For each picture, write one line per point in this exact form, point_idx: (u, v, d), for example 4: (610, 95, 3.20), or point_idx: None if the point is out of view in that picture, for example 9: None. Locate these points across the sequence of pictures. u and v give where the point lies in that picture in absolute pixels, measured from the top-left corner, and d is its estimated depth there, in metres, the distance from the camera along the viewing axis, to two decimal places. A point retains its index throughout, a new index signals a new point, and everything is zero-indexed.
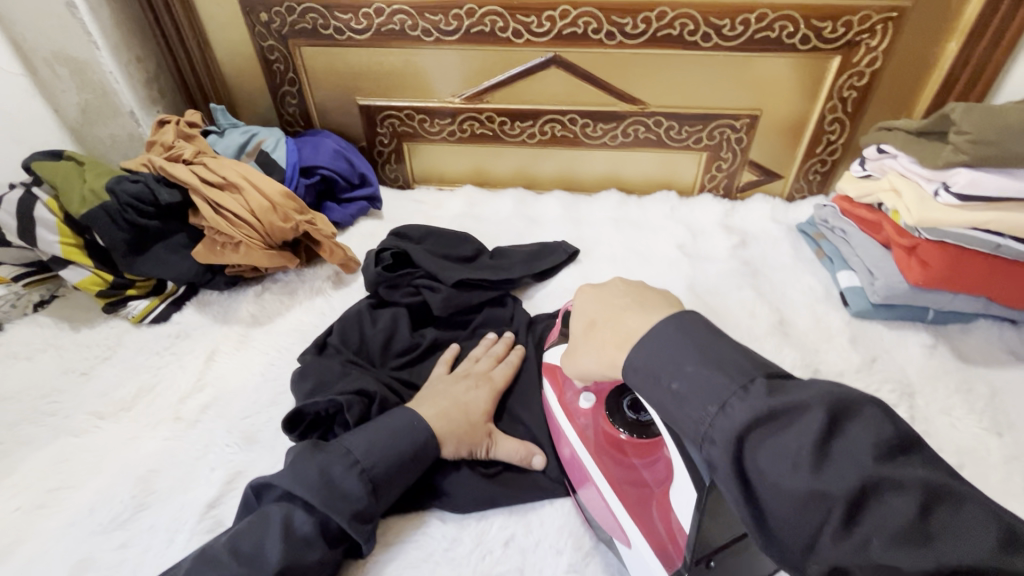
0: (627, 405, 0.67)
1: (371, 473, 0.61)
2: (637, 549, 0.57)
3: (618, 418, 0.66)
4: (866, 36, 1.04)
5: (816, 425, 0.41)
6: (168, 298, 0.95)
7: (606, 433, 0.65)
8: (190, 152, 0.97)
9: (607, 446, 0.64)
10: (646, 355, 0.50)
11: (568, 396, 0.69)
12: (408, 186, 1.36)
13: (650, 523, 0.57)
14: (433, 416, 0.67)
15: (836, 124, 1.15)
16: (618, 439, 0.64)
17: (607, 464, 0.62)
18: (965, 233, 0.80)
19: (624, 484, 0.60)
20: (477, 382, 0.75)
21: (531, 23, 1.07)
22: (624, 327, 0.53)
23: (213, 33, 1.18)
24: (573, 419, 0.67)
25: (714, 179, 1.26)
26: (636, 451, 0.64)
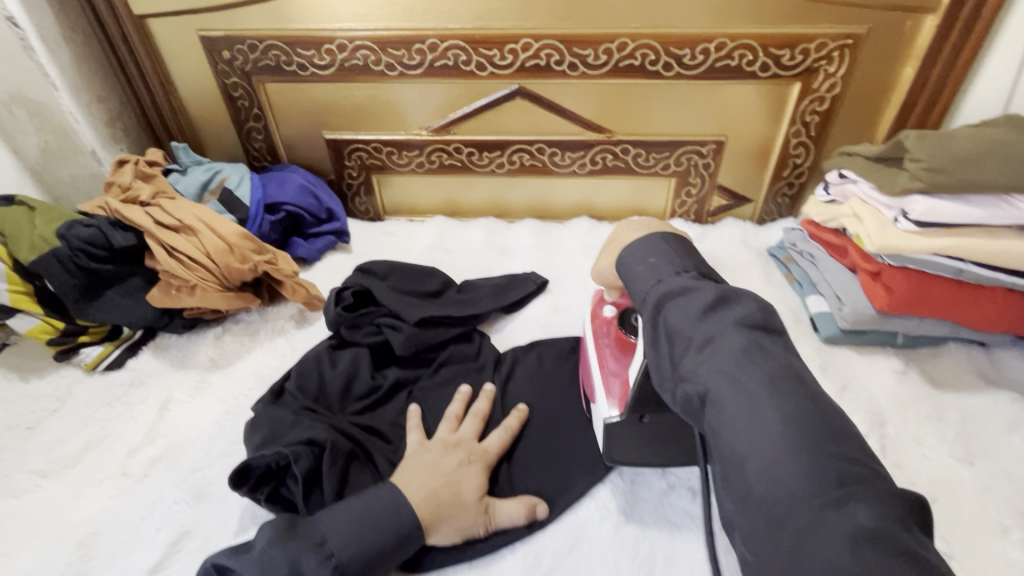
0: (638, 317, 0.75)
1: (345, 568, 0.57)
2: (599, 405, 0.70)
3: (630, 326, 0.75)
4: (824, 62, 1.05)
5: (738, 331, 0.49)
6: (123, 343, 0.92)
7: (618, 337, 0.75)
8: (148, 193, 0.96)
9: (616, 344, 0.74)
10: (638, 269, 0.58)
11: (598, 308, 0.80)
12: (379, 217, 1.35)
13: (613, 388, 0.69)
14: (420, 500, 0.63)
15: (801, 148, 1.16)
16: (625, 341, 0.74)
17: (607, 357, 0.73)
18: (928, 259, 0.79)
19: (611, 366, 0.72)
20: (470, 456, 0.70)
21: (494, 56, 1.08)
22: (634, 246, 0.61)
23: (176, 71, 1.17)
24: (596, 321, 0.78)
25: (685, 205, 1.27)
26: (636, 351, 0.73)
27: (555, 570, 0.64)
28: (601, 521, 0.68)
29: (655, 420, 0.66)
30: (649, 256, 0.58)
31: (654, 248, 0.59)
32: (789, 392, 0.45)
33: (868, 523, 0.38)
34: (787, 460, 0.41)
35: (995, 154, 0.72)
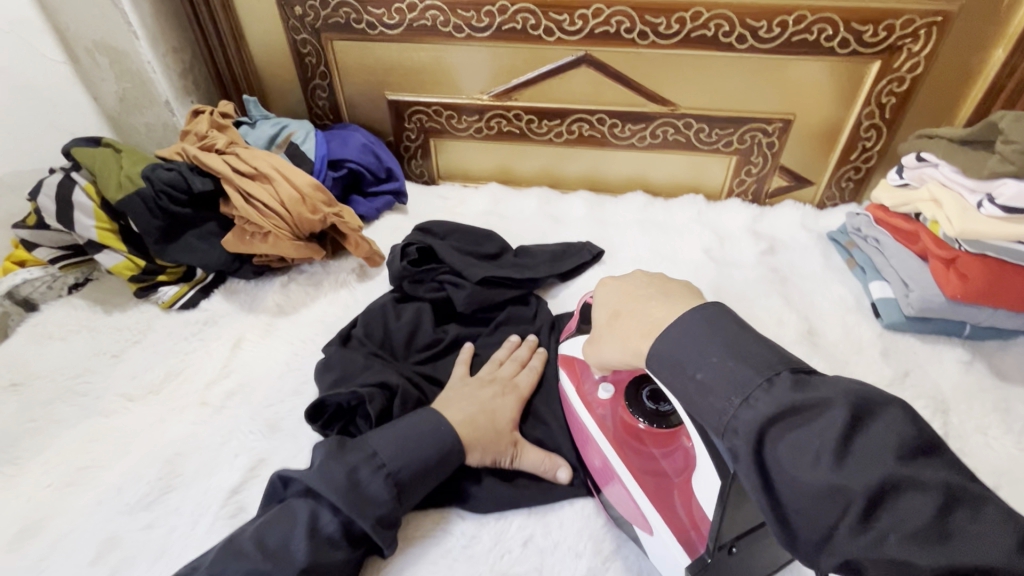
0: (644, 396, 0.67)
1: (397, 477, 0.61)
2: (661, 538, 0.57)
3: (639, 407, 0.66)
4: (909, 40, 1.01)
5: (887, 459, 0.39)
6: (197, 284, 0.96)
7: (624, 422, 0.66)
8: (223, 141, 0.99)
9: (626, 433, 0.65)
10: (650, 307, 0.57)
11: (586, 390, 0.70)
12: (433, 181, 1.37)
13: (674, 512, 0.57)
14: (461, 422, 0.66)
15: (873, 131, 1.12)
16: (636, 428, 0.65)
17: (628, 454, 0.63)
18: (1008, 247, 0.78)
19: (646, 473, 0.61)
20: (505, 390, 0.74)
21: (563, 21, 1.07)
22: (629, 292, 0.61)
23: (248, 25, 1.19)
24: (592, 410, 0.68)
25: (743, 184, 1.24)
26: (653, 440, 0.65)
27: (613, 523, 0.65)
28: None
29: (739, 547, 0.55)
30: (652, 300, 0.58)
31: (700, 344, 0.50)
32: (937, 488, 0.37)
33: (968, 524, 0.37)
34: (884, 461, 0.39)
35: None
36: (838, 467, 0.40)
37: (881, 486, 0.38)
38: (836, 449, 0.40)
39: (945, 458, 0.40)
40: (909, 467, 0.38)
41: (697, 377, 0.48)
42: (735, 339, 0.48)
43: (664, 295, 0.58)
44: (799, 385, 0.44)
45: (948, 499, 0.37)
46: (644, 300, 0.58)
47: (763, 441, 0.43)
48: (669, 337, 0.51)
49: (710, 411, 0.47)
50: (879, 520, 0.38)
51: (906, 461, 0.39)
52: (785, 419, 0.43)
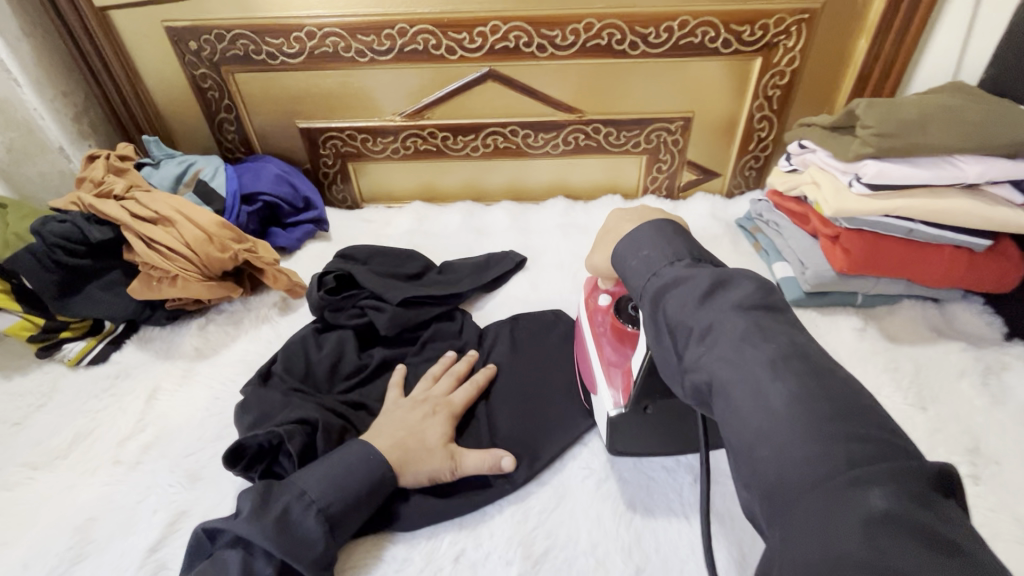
0: (636, 306, 0.73)
1: (329, 513, 0.61)
2: (601, 399, 0.70)
3: (627, 314, 0.73)
4: (783, 37, 1.09)
5: (732, 313, 0.47)
6: (106, 337, 0.92)
7: (616, 328, 0.72)
8: (121, 187, 0.96)
9: (614, 336, 0.72)
10: (632, 265, 0.57)
11: (593, 297, 0.78)
12: (357, 205, 1.36)
13: (617, 383, 0.68)
14: (389, 447, 0.67)
15: (765, 122, 1.20)
16: (623, 330, 0.72)
17: (605, 347, 0.72)
18: (880, 220, 0.85)
19: (614, 357, 0.70)
20: (436, 409, 0.74)
21: (463, 40, 1.09)
22: (629, 242, 0.59)
23: (143, 63, 1.15)
24: (591, 314, 0.76)
25: (656, 181, 1.30)
26: (633, 341, 0.71)
27: (543, 526, 0.66)
28: (584, 479, 0.71)
29: (658, 410, 0.65)
30: (643, 249, 0.58)
31: (647, 241, 0.58)
32: (794, 371, 0.43)
33: (885, 505, 0.34)
34: (786, 398, 0.41)
35: (935, 119, 0.78)
36: (700, 309, 0.49)
37: (717, 326, 0.47)
38: (762, 396, 0.42)
39: (882, 446, 0.37)
40: (754, 318, 0.47)
41: (633, 264, 0.57)
42: (672, 238, 0.57)
43: (658, 242, 0.57)
44: (763, 344, 0.45)
45: (851, 458, 0.37)
46: (626, 222, 0.65)
47: (661, 294, 0.53)
48: (628, 241, 0.59)
49: (633, 277, 0.57)
50: (704, 351, 0.47)
51: (749, 317, 0.47)
52: (732, 366, 0.44)
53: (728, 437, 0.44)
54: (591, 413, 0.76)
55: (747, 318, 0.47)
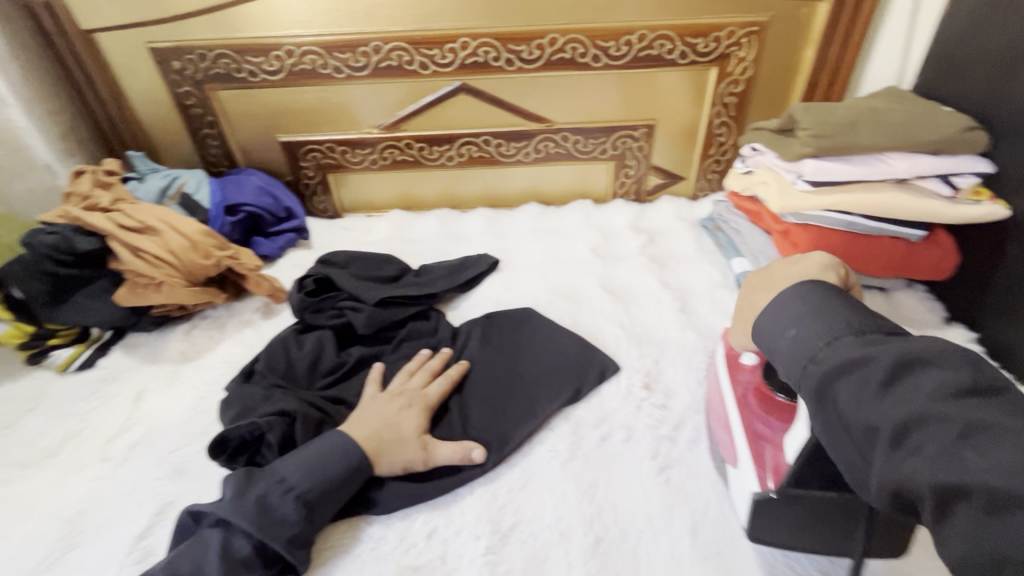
0: None
1: (306, 497, 0.64)
2: (743, 473, 0.66)
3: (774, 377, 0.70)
4: (735, 48, 1.16)
5: (929, 402, 0.40)
6: (93, 344, 0.96)
7: (757, 389, 0.71)
8: (108, 200, 1.00)
9: (758, 397, 0.70)
10: (787, 338, 0.51)
11: (735, 352, 0.77)
12: (338, 215, 1.41)
13: (762, 459, 0.64)
14: (365, 437, 0.71)
15: (723, 127, 1.27)
16: (766, 393, 0.69)
17: (752, 414, 0.69)
18: (822, 215, 0.91)
19: (754, 432, 0.67)
20: (412, 402, 0.78)
21: (435, 55, 1.15)
22: (770, 311, 0.54)
23: (127, 83, 1.20)
24: (737, 372, 0.75)
25: (624, 186, 1.37)
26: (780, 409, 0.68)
27: (510, 503, 0.71)
28: (551, 460, 0.75)
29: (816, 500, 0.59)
30: (790, 326, 0.52)
31: (794, 313, 0.52)
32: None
33: None
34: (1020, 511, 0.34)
35: (865, 121, 0.85)
36: (885, 403, 0.42)
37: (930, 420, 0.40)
38: (996, 510, 0.35)
39: None
40: (959, 408, 0.39)
41: (779, 345, 0.52)
42: (822, 307, 0.51)
43: (814, 309, 0.51)
44: (965, 442, 0.38)
45: None
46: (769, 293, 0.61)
47: (826, 385, 0.46)
48: (763, 319, 0.55)
49: (781, 360, 0.51)
50: (919, 453, 0.39)
51: (955, 405, 0.39)
52: (938, 469, 0.38)
53: (946, 551, 0.37)
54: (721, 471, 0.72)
55: (947, 408, 0.40)
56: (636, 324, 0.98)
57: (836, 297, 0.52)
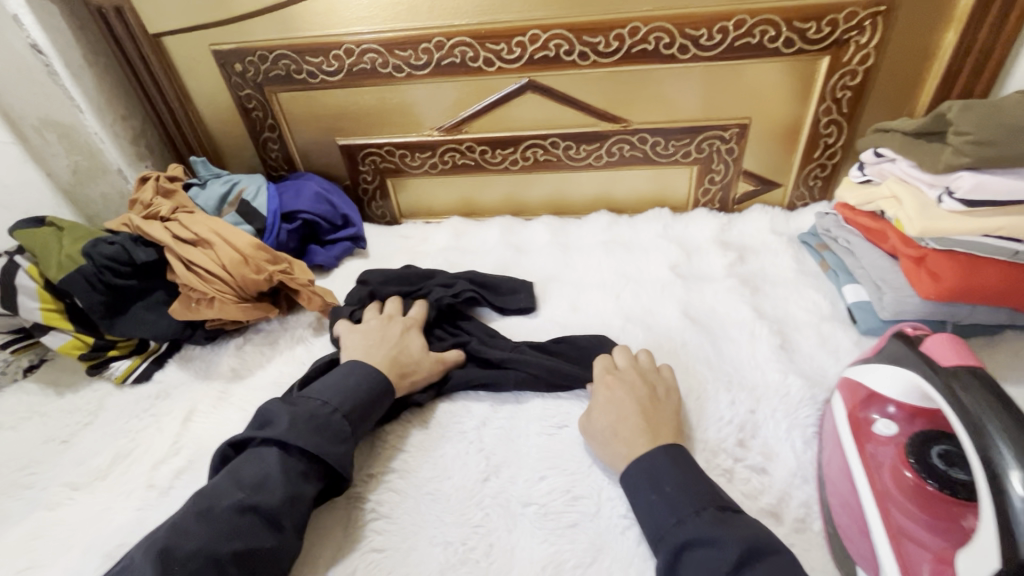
0: (935, 453, 0.58)
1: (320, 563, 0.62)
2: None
3: (921, 463, 0.58)
4: (855, 32, 0.97)
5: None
6: (150, 356, 0.95)
7: (897, 472, 0.58)
8: (167, 209, 0.98)
9: (901, 485, 0.57)
10: (664, 491, 0.60)
11: (862, 416, 0.64)
12: (396, 221, 1.35)
13: (915, 570, 0.51)
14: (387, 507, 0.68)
15: (833, 127, 1.08)
16: (914, 482, 0.57)
17: (892, 503, 0.56)
18: (977, 241, 0.72)
19: (896, 529, 0.54)
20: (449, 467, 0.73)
21: (501, 51, 1.05)
22: (643, 463, 0.63)
23: (193, 87, 1.19)
24: (869, 442, 0.61)
25: (708, 193, 1.21)
26: (934, 504, 0.55)
27: None
28: (625, 530, 0.64)
29: None
30: (663, 485, 0.60)
31: (661, 468, 0.62)
32: None
33: None
34: None
35: None
36: None
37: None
38: None
39: None
40: None
41: (651, 501, 0.60)
42: (690, 478, 0.61)
43: (680, 485, 0.60)
44: None
45: None
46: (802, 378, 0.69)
47: (677, 554, 0.55)
48: (633, 467, 0.63)
49: (645, 520, 0.59)
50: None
51: None
52: None
53: None
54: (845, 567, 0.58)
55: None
56: (724, 362, 0.84)
57: (695, 470, 0.62)
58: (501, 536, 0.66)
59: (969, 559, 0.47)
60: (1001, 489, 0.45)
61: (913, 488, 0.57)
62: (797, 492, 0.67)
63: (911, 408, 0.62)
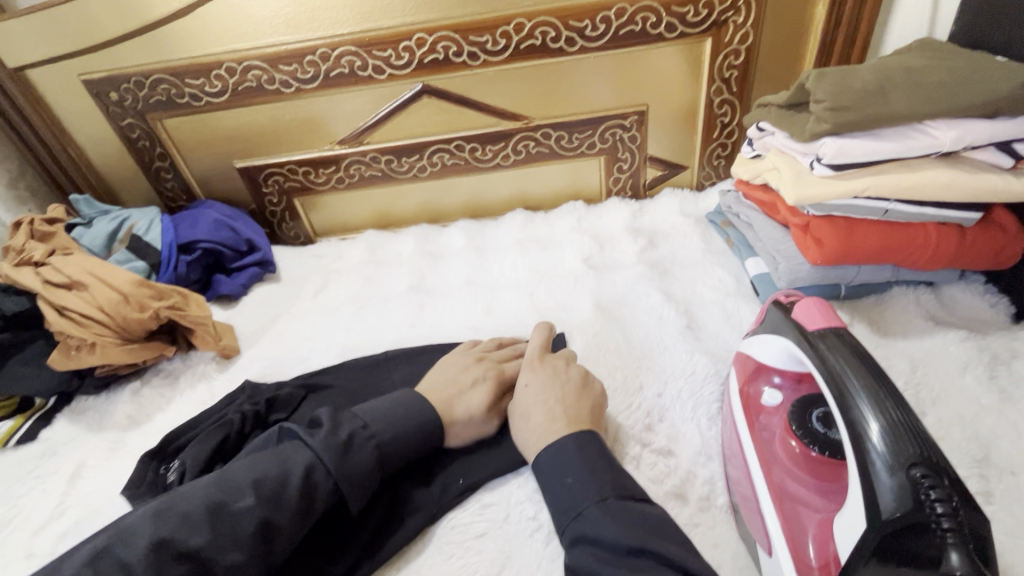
0: (816, 415, 0.58)
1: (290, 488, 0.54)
2: (777, 558, 0.51)
3: (803, 422, 0.58)
4: (731, 13, 1.00)
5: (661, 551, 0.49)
6: (35, 413, 0.88)
7: (785, 440, 0.58)
8: (40, 253, 0.90)
9: (790, 453, 0.57)
10: (569, 473, 0.58)
11: (753, 389, 0.64)
12: (311, 241, 1.31)
13: (803, 541, 0.50)
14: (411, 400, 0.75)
15: (726, 106, 1.11)
16: (803, 448, 0.56)
17: (780, 472, 0.56)
18: (850, 203, 0.74)
19: (783, 498, 0.54)
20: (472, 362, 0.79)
21: (389, 57, 1.03)
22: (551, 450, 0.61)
23: (70, 120, 1.11)
24: (759, 414, 0.62)
25: (619, 181, 1.22)
26: (822, 467, 0.55)
27: None
28: (532, 533, 0.63)
29: None
30: (567, 469, 0.59)
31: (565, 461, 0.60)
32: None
33: None
34: None
35: (897, 84, 0.68)
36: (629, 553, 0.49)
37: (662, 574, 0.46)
38: None
39: None
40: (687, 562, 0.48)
41: (556, 490, 0.58)
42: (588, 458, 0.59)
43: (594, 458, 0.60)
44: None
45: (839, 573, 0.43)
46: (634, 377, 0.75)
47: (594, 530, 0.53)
48: (549, 452, 0.61)
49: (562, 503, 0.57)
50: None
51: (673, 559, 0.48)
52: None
53: None
54: (749, 544, 0.57)
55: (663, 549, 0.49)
56: (634, 348, 0.83)
57: (612, 461, 0.59)
58: (409, 556, 0.63)
59: (840, 521, 0.45)
60: (862, 447, 0.44)
61: (801, 456, 0.56)
62: (701, 470, 0.67)
63: (792, 373, 0.62)
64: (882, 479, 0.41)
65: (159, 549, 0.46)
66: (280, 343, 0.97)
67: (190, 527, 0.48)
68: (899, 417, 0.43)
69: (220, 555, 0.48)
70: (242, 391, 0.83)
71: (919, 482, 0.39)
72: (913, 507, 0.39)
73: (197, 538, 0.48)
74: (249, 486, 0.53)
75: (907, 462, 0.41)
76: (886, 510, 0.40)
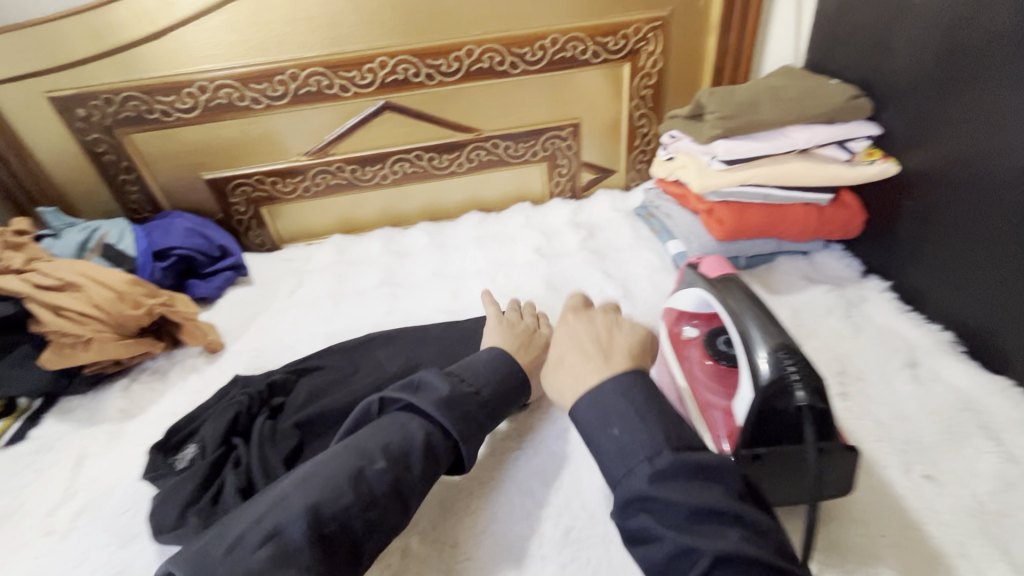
0: (722, 341, 0.77)
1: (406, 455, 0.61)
2: None
3: (714, 348, 0.77)
4: (643, 43, 1.22)
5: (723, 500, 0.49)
6: (22, 415, 0.90)
7: (701, 363, 0.76)
8: (20, 261, 0.93)
9: (705, 371, 0.75)
10: (615, 425, 0.57)
11: (677, 330, 0.83)
12: (277, 247, 1.38)
13: None
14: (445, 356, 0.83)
15: (644, 119, 1.33)
16: (714, 366, 0.75)
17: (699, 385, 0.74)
18: (740, 190, 0.96)
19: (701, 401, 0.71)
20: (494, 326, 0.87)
21: (354, 77, 1.15)
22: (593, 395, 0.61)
23: (31, 136, 1.14)
24: (681, 347, 0.80)
25: (559, 184, 1.40)
26: (728, 378, 0.74)
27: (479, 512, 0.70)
28: (513, 459, 0.76)
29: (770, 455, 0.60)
30: (612, 419, 0.58)
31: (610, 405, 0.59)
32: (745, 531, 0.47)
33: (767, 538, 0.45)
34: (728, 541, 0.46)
35: (765, 99, 0.92)
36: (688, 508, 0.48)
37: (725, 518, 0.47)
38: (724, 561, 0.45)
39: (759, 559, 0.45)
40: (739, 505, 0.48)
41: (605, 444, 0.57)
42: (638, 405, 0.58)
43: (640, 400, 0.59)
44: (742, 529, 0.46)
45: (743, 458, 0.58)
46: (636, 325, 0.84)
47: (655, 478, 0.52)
48: (586, 399, 0.61)
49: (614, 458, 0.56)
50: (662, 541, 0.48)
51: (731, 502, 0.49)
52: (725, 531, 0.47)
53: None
54: None
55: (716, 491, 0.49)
56: None
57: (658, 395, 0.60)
58: None
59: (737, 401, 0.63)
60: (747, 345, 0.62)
61: (713, 372, 0.75)
62: None
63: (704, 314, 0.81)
64: (759, 361, 0.60)
65: (316, 510, 0.54)
66: (264, 336, 1.05)
67: (338, 490, 0.56)
68: (769, 321, 0.62)
69: (366, 511, 0.56)
70: (241, 377, 0.90)
71: (780, 358, 0.58)
72: (778, 375, 0.58)
73: (346, 499, 0.56)
74: (385, 454, 0.60)
75: (775, 348, 0.59)
76: (762, 380, 0.58)
